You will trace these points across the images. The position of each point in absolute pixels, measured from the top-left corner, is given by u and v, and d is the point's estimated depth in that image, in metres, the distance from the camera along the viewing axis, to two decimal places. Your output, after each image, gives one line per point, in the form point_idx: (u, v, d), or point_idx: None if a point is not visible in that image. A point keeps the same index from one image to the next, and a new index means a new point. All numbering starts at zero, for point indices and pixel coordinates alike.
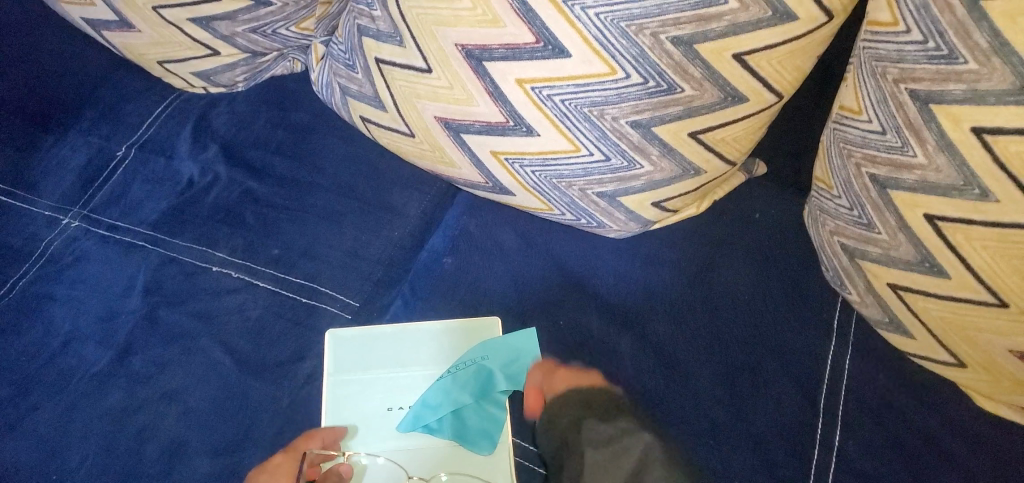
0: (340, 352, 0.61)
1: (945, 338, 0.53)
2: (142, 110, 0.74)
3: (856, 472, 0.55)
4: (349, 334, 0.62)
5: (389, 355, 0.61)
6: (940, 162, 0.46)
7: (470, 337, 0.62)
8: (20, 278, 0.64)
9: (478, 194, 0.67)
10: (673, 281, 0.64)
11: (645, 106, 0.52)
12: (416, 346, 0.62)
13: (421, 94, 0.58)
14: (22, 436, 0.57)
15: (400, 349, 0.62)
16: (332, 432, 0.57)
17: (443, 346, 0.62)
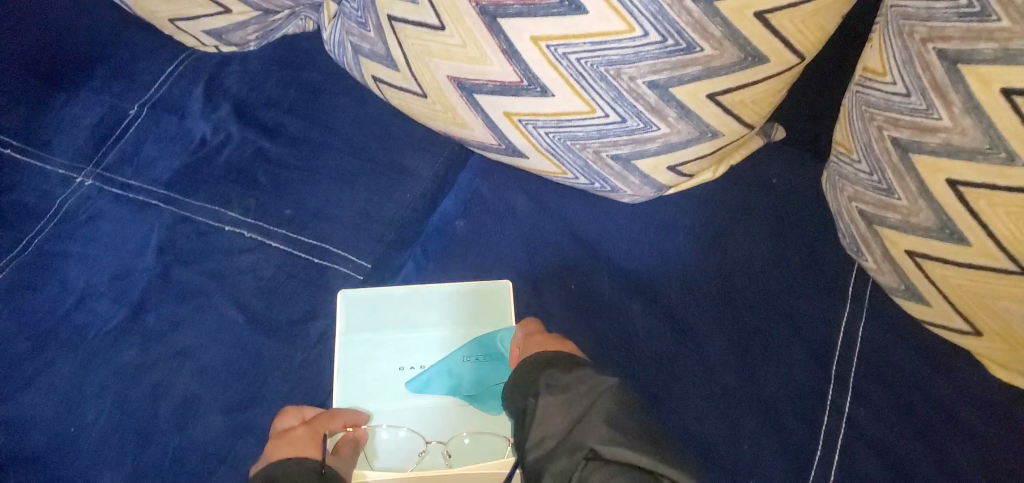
0: (350, 312, 0.61)
1: (962, 306, 0.52)
2: (155, 69, 0.73)
3: (867, 439, 0.54)
4: (360, 294, 0.61)
5: (400, 316, 0.61)
6: (966, 125, 0.44)
7: (481, 298, 0.61)
8: (35, 235, 0.64)
9: (491, 157, 0.66)
10: (687, 247, 0.63)
11: (662, 65, 0.50)
12: (426, 308, 0.61)
13: (433, 52, 0.57)
14: (39, 391, 0.58)
15: (411, 309, 0.61)
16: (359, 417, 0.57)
17: (455, 306, 0.61)
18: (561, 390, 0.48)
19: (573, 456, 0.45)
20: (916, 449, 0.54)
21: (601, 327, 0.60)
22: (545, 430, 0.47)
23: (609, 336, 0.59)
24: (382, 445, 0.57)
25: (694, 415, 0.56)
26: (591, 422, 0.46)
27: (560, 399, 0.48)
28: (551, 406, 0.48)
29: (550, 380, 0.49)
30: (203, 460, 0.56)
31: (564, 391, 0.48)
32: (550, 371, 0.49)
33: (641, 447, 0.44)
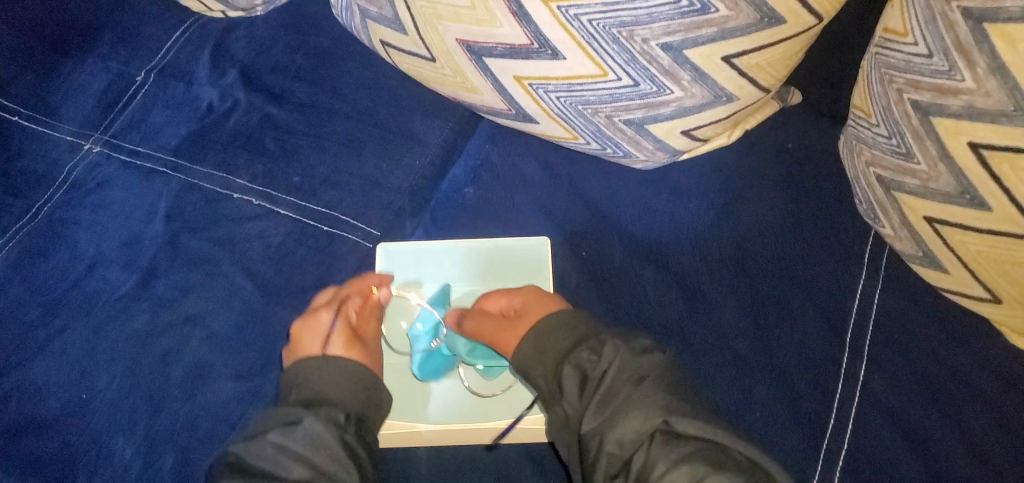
0: (391, 265, 0.61)
1: (982, 273, 0.51)
2: (161, 35, 0.72)
3: (881, 407, 0.54)
4: (401, 248, 0.61)
5: (439, 269, 0.61)
6: (990, 86, 0.43)
7: (519, 254, 0.61)
8: (45, 202, 0.64)
9: (501, 122, 0.66)
10: (700, 213, 0.62)
11: (676, 27, 0.49)
12: (464, 264, 0.61)
13: (441, 15, 0.56)
14: (52, 358, 0.58)
15: (450, 264, 0.61)
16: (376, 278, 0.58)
17: (492, 262, 0.61)
18: (618, 350, 0.48)
19: (632, 412, 0.44)
20: (932, 417, 0.53)
21: (612, 294, 0.59)
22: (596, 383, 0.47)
23: (621, 303, 0.59)
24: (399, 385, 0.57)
25: (706, 382, 0.55)
26: (650, 383, 0.45)
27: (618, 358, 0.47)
28: (608, 365, 0.47)
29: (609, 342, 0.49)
30: (213, 427, 0.55)
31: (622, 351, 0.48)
32: (606, 339, 0.49)
33: (708, 420, 0.43)
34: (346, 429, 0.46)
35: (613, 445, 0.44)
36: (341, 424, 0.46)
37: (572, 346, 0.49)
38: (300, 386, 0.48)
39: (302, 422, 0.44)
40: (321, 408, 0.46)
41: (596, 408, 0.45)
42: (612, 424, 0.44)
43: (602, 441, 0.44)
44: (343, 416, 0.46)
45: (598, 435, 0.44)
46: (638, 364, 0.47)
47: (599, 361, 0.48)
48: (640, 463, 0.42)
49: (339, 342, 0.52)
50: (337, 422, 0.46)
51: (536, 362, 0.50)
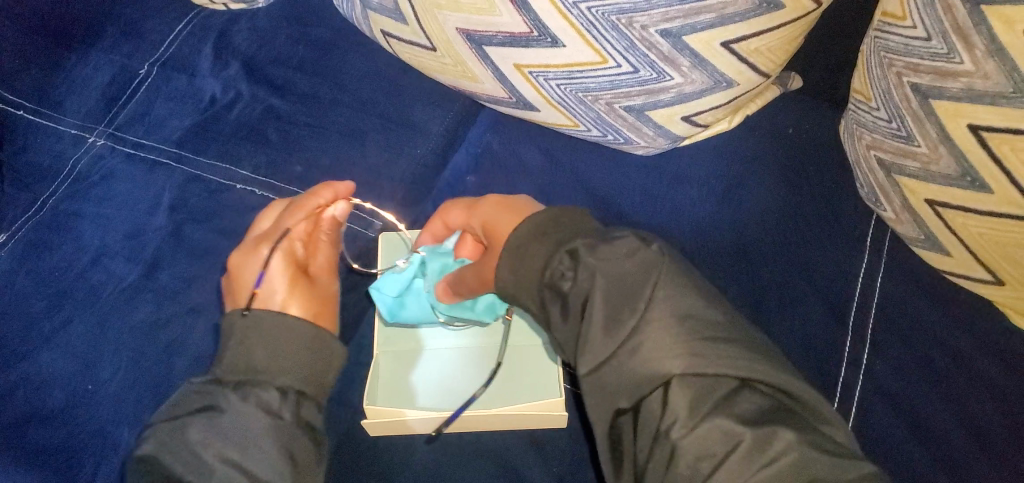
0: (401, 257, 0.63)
1: (984, 256, 0.51)
2: (163, 27, 0.72)
3: (884, 390, 0.54)
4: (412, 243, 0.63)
5: None
6: (989, 68, 0.43)
7: None
8: (50, 195, 0.65)
9: (503, 111, 0.66)
10: (701, 200, 0.62)
11: (675, 13, 0.49)
12: None
13: (441, 4, 0.56)
14: (56, 349, 0.57)
15: None
16: (330, 193, 0.58)
17: None
18: (597, 273, 0.43)
19: (641, 356, 0.41)
20: (934, 399, 0.53)
21: None
22: (594, 323, 0.42)
23: None
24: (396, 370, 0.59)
25: None
26: (653, 319, 0.42)
27: (606, 287, 0.43)
28: (592, 292, 0.43)
29: (586, 261, 0.44)
30: None
31: (607, 274, 0.43)
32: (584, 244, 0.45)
33: (722, 354, 0.41)
34: (281, 408, 0.47)
35: (624, 393, 0.42)
36: (274, 407, 0.47)
37: (545, 261, 0.45)
38: (233, 342, 0.49)
39: (232, 406, 0.45)
40: (255, 389, 0.47)
41: (596, 354, 0.42)
42: (618, 368, 0.42)
43: (613, 389, 0.42)
44: (276, 395, 0.47)
45: (606, 382, 0.42)
46: (628, 289, 0.43)
47: (582, 287, 0.43)
48: (657, 410, 0.41)
49: (280, 281, 0.54)
50: (269, 406, 0.46)
51: (520, 287, 0.46)
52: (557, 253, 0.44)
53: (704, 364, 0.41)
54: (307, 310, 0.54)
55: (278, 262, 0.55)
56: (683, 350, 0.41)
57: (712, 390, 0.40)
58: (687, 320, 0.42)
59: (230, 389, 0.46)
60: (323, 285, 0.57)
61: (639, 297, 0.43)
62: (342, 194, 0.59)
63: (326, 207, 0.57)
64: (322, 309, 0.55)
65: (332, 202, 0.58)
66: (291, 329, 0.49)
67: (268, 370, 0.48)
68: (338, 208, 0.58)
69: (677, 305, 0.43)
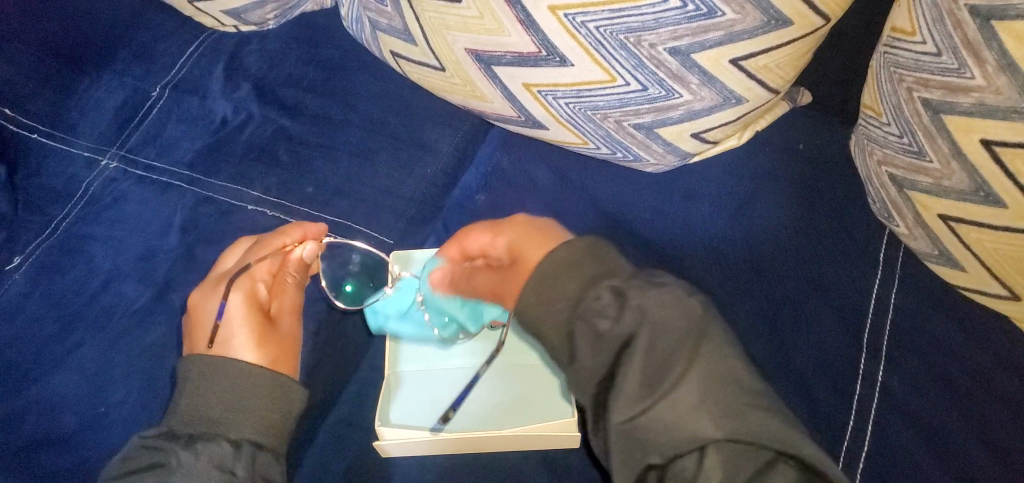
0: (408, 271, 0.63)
1: (999, 271, 0.51)
2: (175, 50, 0.73)
3: (900, 408, 0.53)
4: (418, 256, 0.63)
5: None
6: (1001, 83, 0.43)
7: None
8: (63, 217, 0.64)
9: (512, 129, 0.66)
10: (712, 216, 0.62)
11: (684, 31, 0.49)
12: None
13: (450, 25, 0.57)
14: (68, 372, 0.57)
15: None
16: (305, 230, 0.60)
17: None
18: (642, 317, 0.43)
19: (678, 414, 0.40)
20: (952, 416, 0.53)
21: None
22: (632, 371, 0.42)
23: None
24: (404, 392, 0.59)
25: None
26: (695, 376, 0.41)
27: (649, 333, 0.43)
28: (633, 335, 0.43)
29: (633, 302, 0.44)
30: None
31: (651, 319, 0.43)
32: (625, 287, 0.45)
33: (762, 423, 0.40)
34: (235, 463, 0.50)
35: (656, 450, 0.40)
36: (229, 462, 0.50)
37: (579, 295, 0.45)
38: (189, 391, 0.52)
39: (184, 462, 0.48)
40: (207, 444, 0.50)
41: (633, 403, 0.41)
42: (654, 423, 0.41)
43: (646, 444, 0.41)
44: (230, 450, 0.50)
45: (639, 435, 0.41)
46: (672, 340, 0.42)
47: (619, 329, 0.43)
48: (691, 473, 0.40)
49: (238, 322, 0.56)
50: (222, 461, 0.49)
51: (542, 314, 0.46)
52: (595, 289, 0.45)
53: (747, 431, 0.40)
54: (265, 352, 0.56)
55: (237, 301, 0.57)
56: (724, 416, 0.40)
57: (751, 460, 0.39)
58: (728, 381, 0.41)
59: (182, 445, 0.49)
60: (286, 329, 0.58)
61: (683, 352, 0.42)
62: (319, 230, 0.60)
63: (293, 247, 0.59)
64: (279, 353, 0.57)
65: (300, 243, 0.59)
66: (251, 381, 0.52)
67: (222, 420, 0.51)
68: (308, 246, 0.59)
69: (720, 364, 0.42)
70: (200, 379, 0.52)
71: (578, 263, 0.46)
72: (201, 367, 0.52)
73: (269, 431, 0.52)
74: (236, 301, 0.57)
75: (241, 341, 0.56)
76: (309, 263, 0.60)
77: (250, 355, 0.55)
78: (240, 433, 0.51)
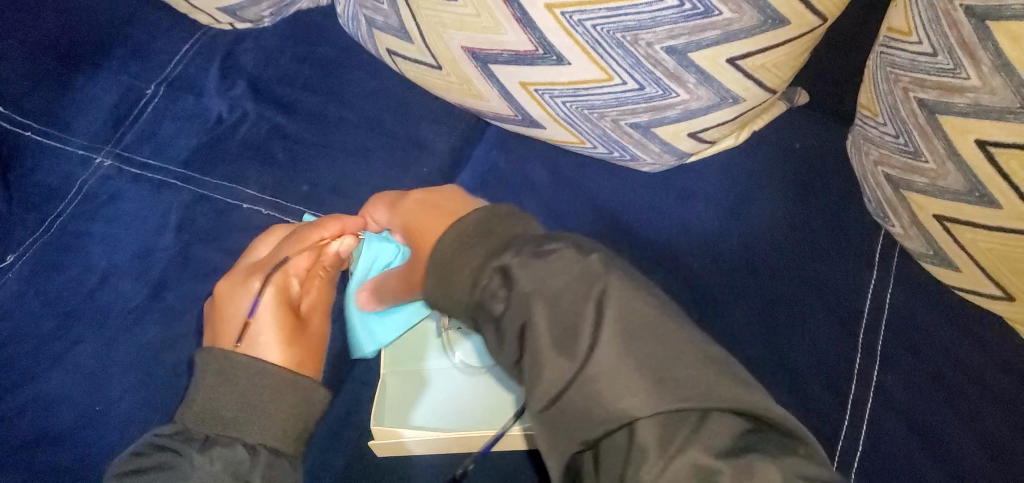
0: None
1: (994, 271, 0.51)
2: (170, 47, 0.72)
3: (895, 407, 0.54)
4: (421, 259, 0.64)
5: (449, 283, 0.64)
6: (995, 83, 0.43)
7: None
8: (58, 216, 0.64)
9: (508, 128, 0.66)
10: (709, 216, 0.62)
11: (680, 30, 0.49)
12: None
13: (446, 23, 0.56)
14: (64, 371, 0.57)
15: None
16: (347, 223, 0.60)
17: None
18: (530, 290, 0.42)
19: (600, 389, 0.39)
20: (946, 415, 0.53)
21: None
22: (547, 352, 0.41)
23: None
24: (399, 390, 0.58)
25: None
26: (615, 345, 0.40)
27: (546, 307, 0.42)
28: (529, 315, 0.42)
29: (520, 283, 0.42)
30: None
31: (540, 288, 0.42)
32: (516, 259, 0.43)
33: (693, 385, 0.38)
34: (249, 472, 0.49)
35: (583, 428, 0.39)
36: (243, 469, 0.49)
37: (483, 266, 0.44)
38: (207, 388, 0.52)
39: (197, 467, 0.48)
40: (223, 450, 0.49)
41: (550, 386, 0.40)
42: (580, 401, 0.39)
43: (575, 424, 0.40)
44: (245, 456, 0.50)
45: (566, 414, 0.40)
46: (573, 308, 0.41)
47: (514, 316, 0.42)
48: (622, 447, 0.39)
49: (269, 320, 0.57)
50: (236, 467, 0.49)
51: (451, 302, 0.45)
52: (487, 271, 0.43)
53: (673, 395, 0.38)
54: (291, 353, 0.57)
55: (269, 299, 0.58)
56: (647, 385, 0.38)
57: (678, 415, 0.38)
58: (660, 342, 0.40)
59: (196, 448, 0.49)
60: (314, 328, 0.59)
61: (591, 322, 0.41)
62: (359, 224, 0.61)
63: (329, 242, 0.60)
64: (307, 353, 0.57)
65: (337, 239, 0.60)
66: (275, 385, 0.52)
67: (241, 425, 0.51)
68: (346, 240, 0.60)
69: (641, 329, 0.40)
70: (205, 378, 0.52)
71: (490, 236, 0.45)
72: (223, 365, 0.52)
73: (283, 439, 0.51)
74: (269, 298, 0.58)
75: (270, 339, 0.57)
76: (341, 258, 0.61)
77: (278, 354, 0.56)
78: (254, 441, 0.51)
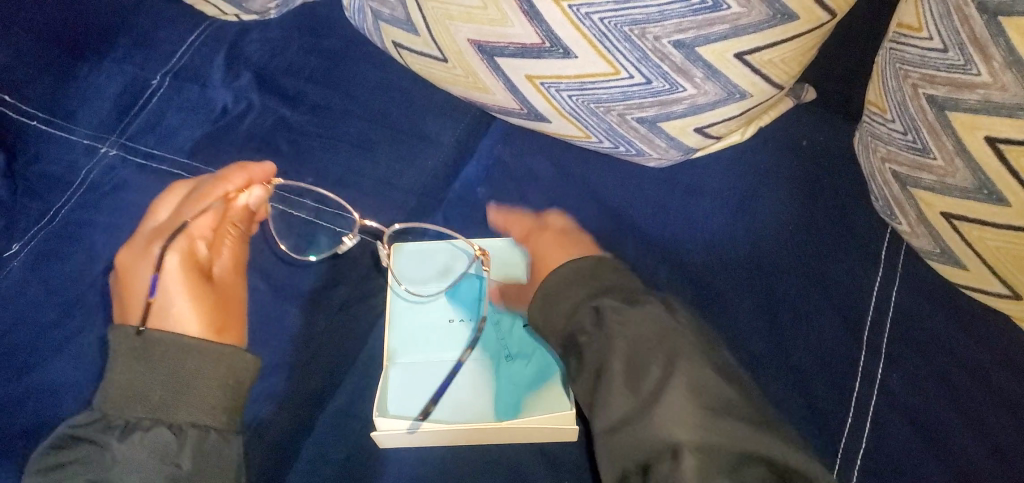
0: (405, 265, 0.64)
1: (1001, 269, 0.50)
2: (175, 38, 0.72)
3: (899, 406, 0.53)
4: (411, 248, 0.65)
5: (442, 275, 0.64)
6: (1006, 80, 0.43)
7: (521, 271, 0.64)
8: (62, 206, 0.63)
9: (513, 122, 0.66)
10: (714, 211, 0.62)
11: (688, 24, 0.49)
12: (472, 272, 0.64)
13: (453, 15, 0.56)
14: (67, 359, 0.57)
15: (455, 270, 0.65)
16: (251, 170, 0.61)
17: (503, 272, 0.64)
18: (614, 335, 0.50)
19: (654, 424, 0.44)
20: (951, 415, 0.53)
21: None
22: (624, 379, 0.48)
23: None
24: (403, 379, 0.58)
25: None
26: (673, 383, 0.46)
27: (624, 349, 0.49)
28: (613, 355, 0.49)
29: (612, 319, 0.51)
30: None
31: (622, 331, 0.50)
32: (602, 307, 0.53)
33: (735, 427, 0.43)
34: (179, 454, 0.48)
35: (632, 454, 0.45)
36: (171, 454, 0.48)
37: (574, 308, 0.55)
38: (123, 366, 0.50)
39: (121, 455, 0.47)
40: (144, 432, 0.48)
41: (616, 410, 0.47)
42: (635, 432, 0.45)
43: (626, 451, 0.45)
44: (172, 439, 0.48)
45: (622, 441, 0.45)
46: (649, 347, 0.48)
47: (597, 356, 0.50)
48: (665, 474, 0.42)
49: (175, 286, 0.55)
50: (165, 451, 0.48)
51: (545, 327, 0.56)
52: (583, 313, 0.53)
53: (718, 434, 0.43)
54: (207, 316, 0.55)
55: (176, 260, 0.55)
56: (696, 423, 0.43)
57: (728, 449, 0.42)
58: (708, 390, 0.45)
59: (117, 433, 0.47)
60: (228, 287, 0.58)
61: (660, 366, 0.47)
62: (267, 168, 0.62)
63: (236, 195, 0.60)
64: (225, 320, 0.56)
65: (245, 190, 0.61)
66: (200, 352, 0.51)
67: (168, 406, 0.49)
68: (254, 190, 0.61)
69: (698, 374, 0.46)
70: (118, 360, 0.50)
71: (586, 272, 0.57)
72: (135, 344, 0.50)
73: (213, 412, 0.50)
74: (172, 262, 0.56)
75: (184, 309, 0.54)
76: (247, 214, 0.61)
77: (197, 325, 0.54)
78: (181, 422, 0.49)
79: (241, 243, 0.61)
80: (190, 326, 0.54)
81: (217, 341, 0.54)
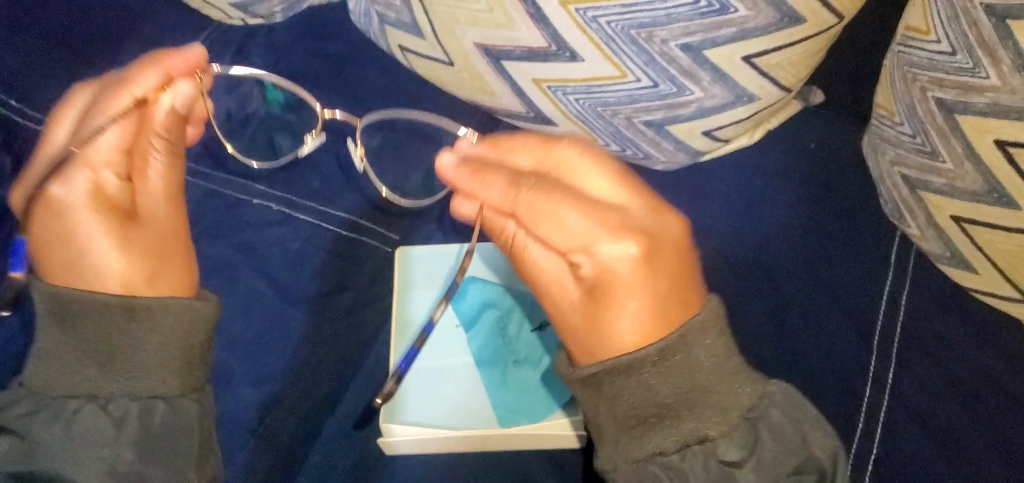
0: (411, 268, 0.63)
1: (1012, 273, 0.50)
2: (183, 43, 0.72)
3: (911, 411, 0.53)
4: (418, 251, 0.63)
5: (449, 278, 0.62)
6: (1015, 83, 0.42)
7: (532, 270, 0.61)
8: None
9: (520, 125, 0.65)
10: (722, 215, 0.62)
11: (695, 27, 0.49)
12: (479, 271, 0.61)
13: (460, 19, 0.56)
14: None
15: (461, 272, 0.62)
16: (174, 60, 0.53)
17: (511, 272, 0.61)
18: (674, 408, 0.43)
19: None
20: (962, 420, 0.52)
21: None
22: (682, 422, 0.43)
23: None
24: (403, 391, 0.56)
25: None
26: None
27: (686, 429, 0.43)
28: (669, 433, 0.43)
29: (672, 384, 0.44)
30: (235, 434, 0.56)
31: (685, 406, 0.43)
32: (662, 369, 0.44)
33: None
34: (119, 436, 0.47)
35: None
36: (109, 437, 0.47)
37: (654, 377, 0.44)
38: (46, 328, 0.49)
39: (53, 439, 0.46)
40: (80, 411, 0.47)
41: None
42: None
43: None
44: (111, 422, 0.47)
45: None
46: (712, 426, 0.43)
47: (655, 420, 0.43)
48: None
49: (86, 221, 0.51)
50: (103, 432, 0.47)
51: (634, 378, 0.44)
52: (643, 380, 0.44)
53: None
54: (125, 256, 0.52)
55: (83, 191, 0.51)
56: None
57: None
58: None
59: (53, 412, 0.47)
60: (156, 218, 0.53)
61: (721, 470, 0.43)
62: (195, 55, 0.54)
63: (150, 98, 0.52)
64: (154, 258, 0.53)
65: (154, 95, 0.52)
66: (98, 310, 0.49)
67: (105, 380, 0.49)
68: (163, 99, 0.52)
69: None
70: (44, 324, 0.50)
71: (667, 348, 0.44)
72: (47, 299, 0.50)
73: (162, 383, 0.49)
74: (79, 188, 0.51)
75: (108, 248, 0.52)
76: (179, 118, 0.53)
77: (117, 264, 0.52)
78: (123, 396, 0.49)
79: (171, 156, 0.53)
80: (109, 264, 0.52)
81: (145, 290, 0.52)
